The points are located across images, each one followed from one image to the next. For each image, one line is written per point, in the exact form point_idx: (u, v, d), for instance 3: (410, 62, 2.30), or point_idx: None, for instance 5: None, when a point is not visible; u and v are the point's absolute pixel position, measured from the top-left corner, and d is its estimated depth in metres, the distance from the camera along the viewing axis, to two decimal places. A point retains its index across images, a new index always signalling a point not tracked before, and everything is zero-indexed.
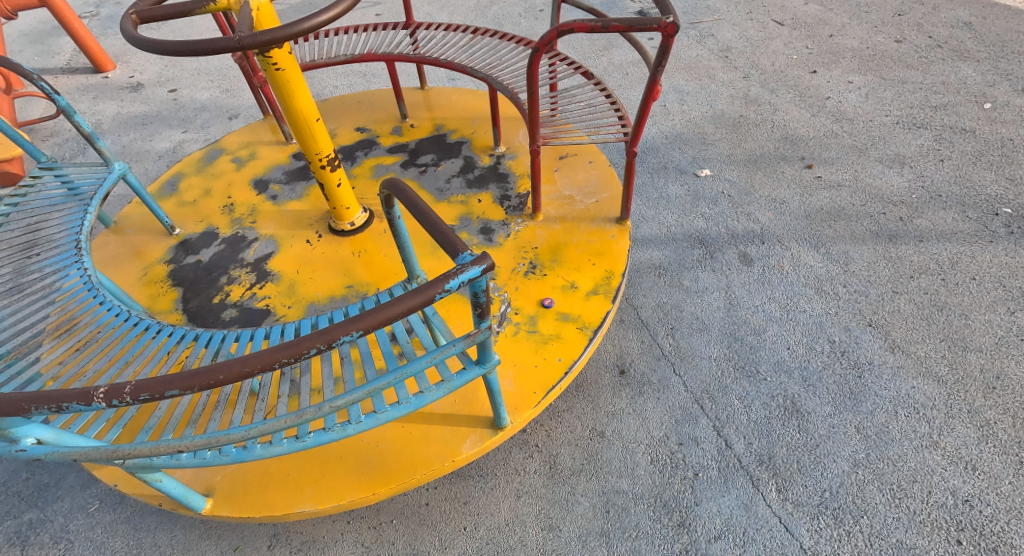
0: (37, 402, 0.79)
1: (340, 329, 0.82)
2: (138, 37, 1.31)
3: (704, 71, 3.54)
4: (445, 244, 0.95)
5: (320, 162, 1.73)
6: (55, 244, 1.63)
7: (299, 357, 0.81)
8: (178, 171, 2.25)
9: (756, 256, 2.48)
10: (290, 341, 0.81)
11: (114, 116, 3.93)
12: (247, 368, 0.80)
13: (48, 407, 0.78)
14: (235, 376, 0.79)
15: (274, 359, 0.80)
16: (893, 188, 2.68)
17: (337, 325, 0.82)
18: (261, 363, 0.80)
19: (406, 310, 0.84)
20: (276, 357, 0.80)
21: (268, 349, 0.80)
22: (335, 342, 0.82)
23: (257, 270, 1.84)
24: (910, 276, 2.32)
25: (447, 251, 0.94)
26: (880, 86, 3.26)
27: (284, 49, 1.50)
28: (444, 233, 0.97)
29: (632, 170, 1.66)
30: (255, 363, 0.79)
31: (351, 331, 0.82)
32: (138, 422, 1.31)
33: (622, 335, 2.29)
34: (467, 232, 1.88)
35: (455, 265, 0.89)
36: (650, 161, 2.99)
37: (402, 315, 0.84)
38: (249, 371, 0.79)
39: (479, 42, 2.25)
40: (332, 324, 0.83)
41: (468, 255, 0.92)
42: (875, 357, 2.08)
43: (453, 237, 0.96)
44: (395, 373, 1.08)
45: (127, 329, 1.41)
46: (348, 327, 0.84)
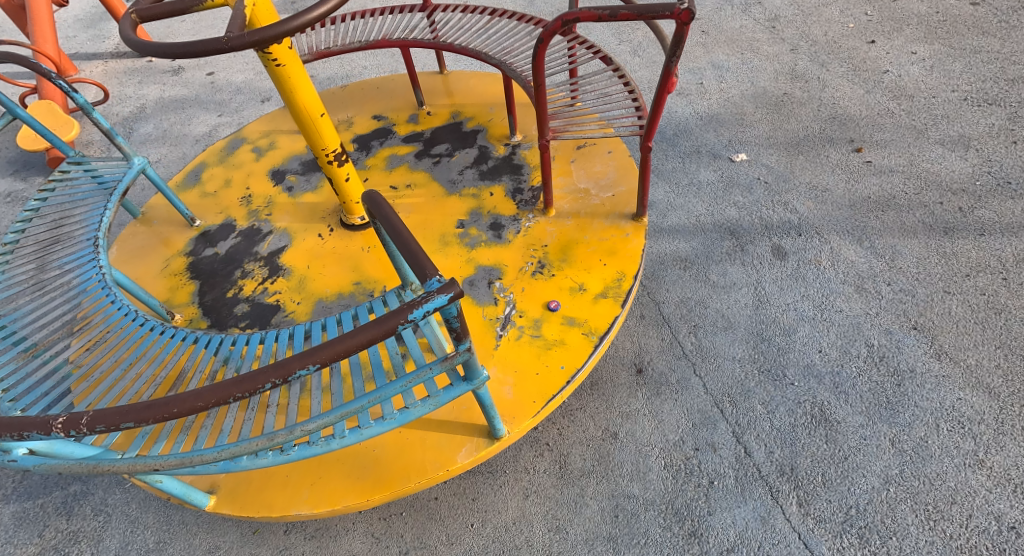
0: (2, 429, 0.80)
1: (297, 361, 0.79)
2: (137, 41, 1.28)
3: (747, 43, 3.30)
4: (416, 266, 0.90)
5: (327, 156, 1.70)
6: (76, 241, 1.68)
7: (254, 391, 0.78)
8: (202, 161, 2.28)
9: (790, 249, 2.33)
10: (244, 375, 0.78)
11: (157, 100, 4.04)
12: (201, 402, 0.78)
13: (10, 435, 0.79)
14: (189, 409, 0.77)
15: (228, 394, 0.78)
16: (954, 173, 2.43)
17: (293, 357, 0.79)
18: (215, 397, 0.78)
19: (367, 341, 0.80)
20: (231, 392, 0.78)
21: (222, 384, 0.78)
22: (291, 376, 0.79)
23: (270, 264, 1.85)
24: (965, 274, 2.12)
25: (417, 272, 0.89)
26: (947, 57, 2.94)
27: (282, 46, 1.46)
28: (416, 252, 0.92)
29: (647, 166, 1.56)
30: (210, 398, 0.78)
31: (308, 364, 0.79)
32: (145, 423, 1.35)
33: (641, 332, 2.21)
34: (476, 227, 1.83)
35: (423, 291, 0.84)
36: (682, 145, 2.83)
37: (360, 347, 0.80)
38: (203, 405, 0.78)
39: (497, 24, 2.15)
40: (289, 356, 0.80)
41: (437, 280, 0.87)
42: (917, 365, 1.92)
43: (424, 258, 0.91)
44: (369, 396, 1.04)
45: (133, 329, 1.45)
46: (305, 360, 0.81)
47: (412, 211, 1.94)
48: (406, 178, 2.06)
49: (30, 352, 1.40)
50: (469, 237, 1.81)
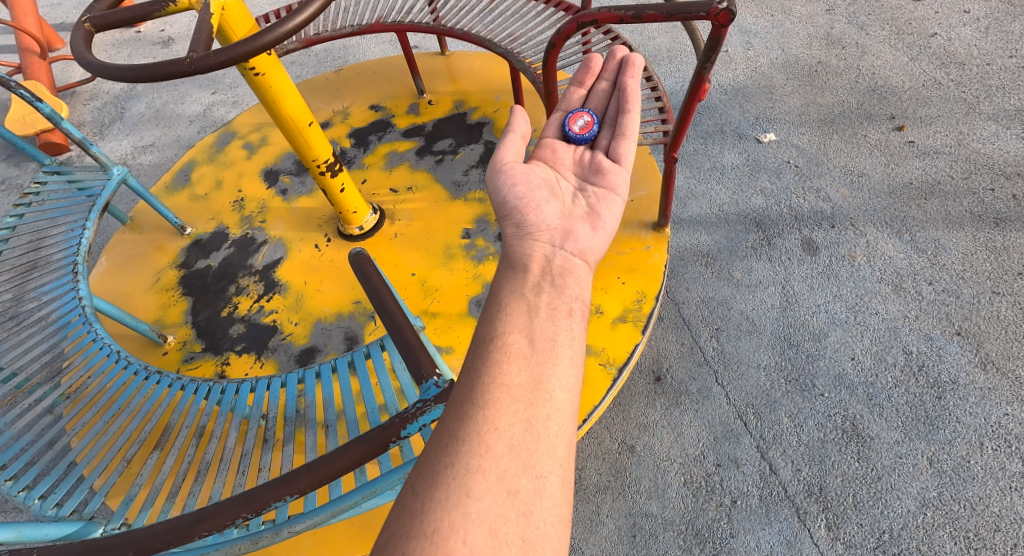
0: None
1: (270, 494, 0.68)
2: (96, 63, 1.04)
3: (777, 3, 2.98)
4: (412, 361, 0.87)
5: (316, 166, 1.54)
6: (54, 266, 1.47)
7: (223, 528, 0.66)
8: (190, 159, 2.10)
9: (823, 243, 2.15)
10: (209, 512, 0.66)
11: (105, 41, 3.59)
12: (161, 541, 0.66)
13: None
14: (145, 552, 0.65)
15: (192, 533, 0.65)
16: (1008, 155, 2.19)
17: (266, 489, 0.68)
18: (178, 538, 0.65)
19: (352, 464, 0.70)
20: (196, 532, 0.65)
21: (186, 521, 0.66)
22: (266, 509, 0.68)
23: (265, 279, 1.73)
24: (1016, 273, 1.95)
25: (413, 372, 0.87)
26: (1005, 17, 2.61)
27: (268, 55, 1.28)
28: (411, 348, 0.89)
29: (671, 178, 1.46)
30: (173, 537, 0.65)
31: (284, 497, 0.68)
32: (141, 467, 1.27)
33: (660, 335, 2.08)
34: (483, 238, 1.70)
35: (417, 401, 0.80)
36: (703, 123, 2.60)
37: (346, 471, 0.70)
38: (163, 546, 0.65)
39: (503, 2, 1.89)
40: (262, 484, 0.69)
41: (434, 381, 0.84)
42: (960, 376, 1.80)
43: (421, 352, 0.88)
44: (363, 490, 0.84)
45: (97, 358, 1.31)
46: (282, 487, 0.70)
47: (414, 219, 1.79)
48: (406, 179, 1.90)
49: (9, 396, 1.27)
50: (475, 249, 1.68)
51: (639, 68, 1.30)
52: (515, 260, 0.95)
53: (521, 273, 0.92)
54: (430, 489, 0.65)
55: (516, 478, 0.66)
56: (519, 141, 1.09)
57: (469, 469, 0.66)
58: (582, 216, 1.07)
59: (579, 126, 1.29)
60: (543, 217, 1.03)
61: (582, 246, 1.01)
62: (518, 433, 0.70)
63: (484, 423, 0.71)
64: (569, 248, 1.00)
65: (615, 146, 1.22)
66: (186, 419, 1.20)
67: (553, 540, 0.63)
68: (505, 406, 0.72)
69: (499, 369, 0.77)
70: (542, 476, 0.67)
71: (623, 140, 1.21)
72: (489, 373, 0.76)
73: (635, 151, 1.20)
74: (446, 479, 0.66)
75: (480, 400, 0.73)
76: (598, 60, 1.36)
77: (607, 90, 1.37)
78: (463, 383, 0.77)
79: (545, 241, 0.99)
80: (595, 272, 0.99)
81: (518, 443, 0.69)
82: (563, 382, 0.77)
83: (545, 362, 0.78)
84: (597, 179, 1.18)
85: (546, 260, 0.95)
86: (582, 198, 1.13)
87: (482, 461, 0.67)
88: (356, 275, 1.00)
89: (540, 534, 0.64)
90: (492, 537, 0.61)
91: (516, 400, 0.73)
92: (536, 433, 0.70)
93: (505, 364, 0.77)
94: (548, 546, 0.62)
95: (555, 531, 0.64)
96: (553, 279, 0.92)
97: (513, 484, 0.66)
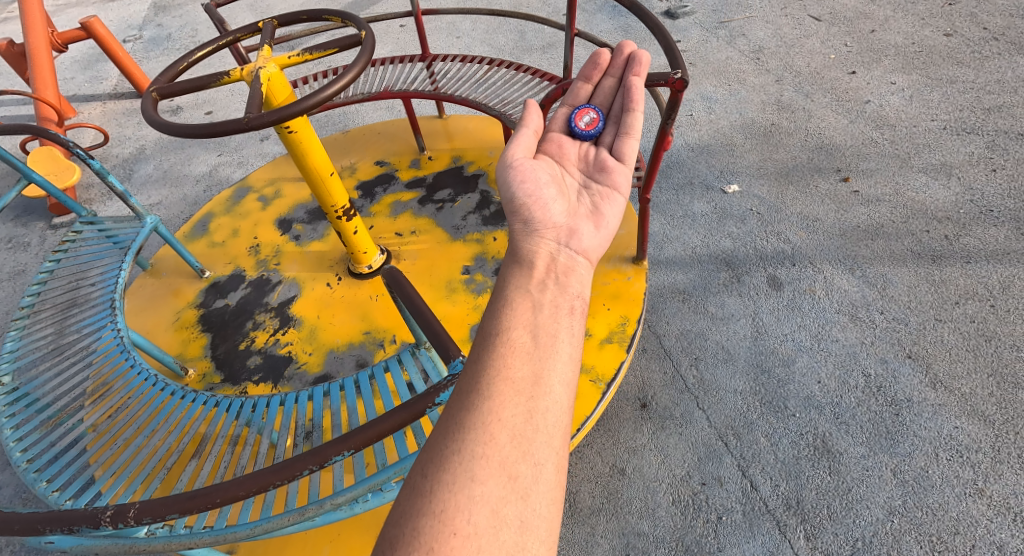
0: (52, 523, 0.85)
1: (331, 449, 0.88)
2: (163, 121, 1.24)
3: (733, 75, 3.38)
4: (440, 346, 1.05)
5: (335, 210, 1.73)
6: (92, 303, 1.69)
7: (292, 478, 0.87)
8: (208, 211, 2.28)
9: (786, 279, 2.38)
10: (284, 464, 0.87)
11: (118, 110, 3.84)
12: (242, 490, 0.85)
13: (62, 529, 0.85)
14: (230, 498, 0.84)
15: (268, 482, 0.86)
16: (938, 202, 2.49)
17: (328, 445, 0.88)
18: (256, 487, 0.85)
19: (397, 426, 0.90)
20: (270, 480, 0.86)
21: (262, 472, 0.86)
22: (327, 461, 0.88)
23: (281, 315, 1.88)
24: (955, 302, 2.19)
25: (441, 354, 1.04)
26: (926, 87, 3.01)
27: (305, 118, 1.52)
28: (440, 337, 1.06)
29: (645, 217, 1.70)
30: (250, 487, 0.85)
31: (342, 451, 0.88)
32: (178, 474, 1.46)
33: (644, 366, 2.24)
34: (482, 273, 1.90)
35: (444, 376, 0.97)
36: (674, 177, 2.89)
37: (390, 431, 0.90)
38: (244, 493, 0.85)
39: (495, 74, 2.17)
40: (324, 443, 0.89)
41: (460, 361, 1.02)
42: (914, 394, 1.99)
43: (447, 339, 1.06)
44: (393, 467, 1.03)
45: (135, 382, 1.52)
46: (339, 445, 0.90)
47: (418, 258, 1.98)
48: (410, 224, 2.10)
49: (55, 419, 1.45)
50: (474, 282, 1.87)
51: (646, 67, 1.44)
52: (522, 257, 1.03)
53: (528, 270, 0.99)
54: (437, 472, 0.71)
55: (516, 464, 0.72)
56: (533, 135, 1.27)
57: (473, 456, 0.72)
58: (586, 216, 1.20)
59: (584, 123, 1.45)
60: (550, 209, 1.16)
61: (585, 244, 1.12)
62: (519, 424, 0.75)
63: (488, 413, 0.76)
64: (573, 246, 1.10)
65: (620, 144, 1.37)
66: (220, 430, 1.40)
67: (548, 522, 0.69)
68: (508, 398, 0.78)
69: (503, 358, 0.83)
70: (540, 464, 0.72)
71: (628, 140, 1.36)
72: (493, 366, 0.81)
73: (637, 150, 1.36)
74: (452, 464, 0.71)
75: (484, 392, 0.78)
76: (608, 56, 1.52)
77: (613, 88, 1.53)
78: (470, 374, 0.81)
79: (551, 239, 1.09)
80: (595, 269, 1.09)
81: (519, 433, 0.74)
82: (562, 377, 0.82)
83: (546, 357, 0.83)
84: (600, 177, 1.33)
85: (552, 258, 1.04)
86: (588, 196, 1.27)
87: (486, 449, 0.72)
88: (389, 283, 1.18)
89: (535, 516, 0.69)
90: (493, 518, 0.67)
91: (518, 393, 0.78)
92: (535, 424, 0.75)
93: (510, 358, 0.83)
94: (543, 527, 0.68)
95: (549, 513, 0.70)
96: (557, 277, 1.00)
97: (513, 470, 0.71)
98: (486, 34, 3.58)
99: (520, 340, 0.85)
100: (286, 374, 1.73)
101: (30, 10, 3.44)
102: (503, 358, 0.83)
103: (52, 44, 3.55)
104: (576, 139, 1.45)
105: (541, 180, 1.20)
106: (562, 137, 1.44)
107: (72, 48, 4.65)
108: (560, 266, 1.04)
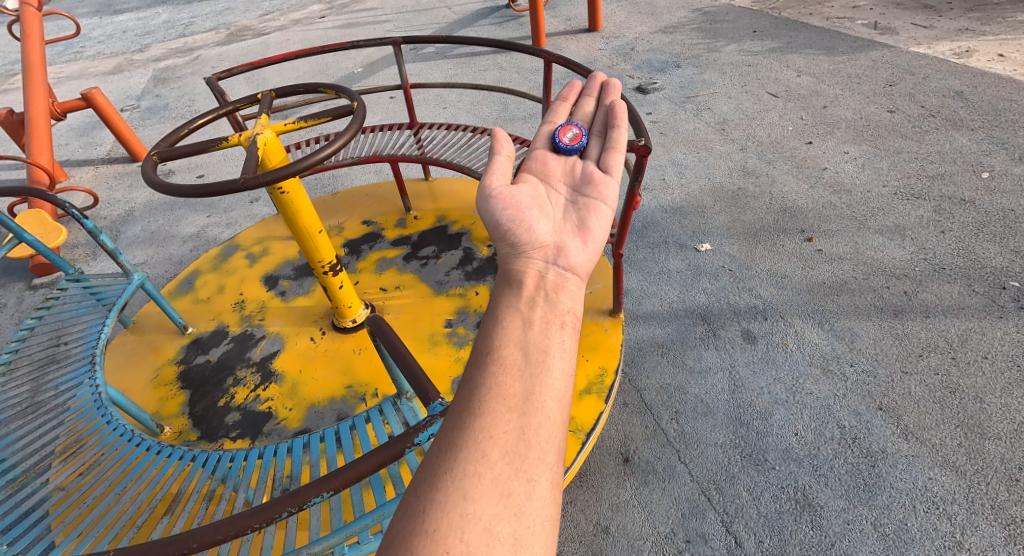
0: None
1: (311, 490, 0.89)
2: (161, 182, 1.29)
3: (701, 144, 3.62)
4: (420, 390, 1.07)
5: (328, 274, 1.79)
6: (72, 358, 1.67)
7: (271, 520, 0.86)
8: (195, 268, 2.31)
9: (759, 333, 2.46)
10: (263, 506, 0.87)
11: (109, 174, 3.91)
12: (220, 534, 0.85)
13: None
14: (208, 543, 0.84)
15: (247, 525, 0.85)
16: (895, 260, 2.65)
17: (308, 487, 0.89)
18: (233, 530, 0.85)
19: (376, 466, 0.91)
20: (248, 523, 0.85)
21: (241, 515, 0.86)
22: (306, 503, 0.88)
23: (262, 370, 1.87)
24: (918, 354, 2.28)
25: (420, 398, 1.07)
26: (876, 156, 3.26)
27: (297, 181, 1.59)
28: (421, 381, 1.08)
29: (619, 270, 1.78)
30: (228, 530, 0.84)
31: (323, 492, 0.89)
32: (147, 535, 1.40)
33: (626, 420, 2.26)
34: (464, 327, 1.93)
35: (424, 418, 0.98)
36: (650, 236, 3.03)
37: (370, 471, 0.91)
38: (222, 537, 0.84)
39: (478, 140, 2.31)
40: (304, 485, 0.90)
41: (438, 403, 1.04)
42: (887, 446, 2.03)
43: (426, 382, 1.08)
44: (371, 513, 1.02)
45: (111, 437, 1.48)
46: (320, 487, 0.90)
47: (401, 312, 2.01)
48: (394, 280, 2.15)
49: (20, 480, 1.39)
50: (457, 336, 1.90)
51: (620, 95, 1.65)
52: (512, 276, 1.07)
53: (517, 289, 1.04)
54: (430, 492, 0.73)
55: (509, 482, 0.74)
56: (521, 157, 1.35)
57: (466, 474, 0.74)
58: (573, 233, 1.25)
59: (568, 138, 1.52)
60: (537, 226, 1.21)
61: (573, 261, 1.17)
62: (511, 440, 0.78)
63: (480, 431, 0.79)
64: (561, 263, 1.16)
65: (606, 159, 1.45)
66: (197, 485, 1.36)
67: (542, 539, 0.70)
68: (500, 415, 0.81)
69: (495, 375, 0.86)
70: (532, 480, 0.75)
71: (613, 153, 1.45)
72: (485, 384, 0.85)
73: (622, 162, 1.43)
74: (445, 483, 0.74)
75: (476, 410, 0.82)
76: (582, 84, 1.75)
77: (592, 105, 1.70)
78: (462, 393, 0.85)
79: (539, 258, 1.14)
80: (586, 284, 1.13)
81: (512, 450, 0.77)
82: (554, 392, 0.85)
83: (537, 373, 0.87)
84: (587, 191, 1.39)
85: (540, 277, 1.09)
86: (574, 213, 1.33)
87: (478, 467, 0.75)
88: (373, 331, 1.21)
89: (529, 534, 0.71)
90: (486, 536, 0.69)
91: (510, 409, 0.82)
92: (528, 440, 0.78)
93: (502, 376, 0.86)
94: (536, 543, 0.70)
95: (544, 530, 0.72)
96: (547, 294, 1.04)
97: (506, 488, 0.73)
98: (470, 105, 3.81)
99: (510, 357, 0.89)
100: (263, 430, 1.70)
101: (34, 82, 3.58)
102: (494, 375, 0.86)
103: (52, 113, 3.67)
104: (562, 154, 1.52)
105: (527, 198, 1.27)
106: (547, 153, 1.51)
107: (69, 116, 4.78)
108: (548, 285, 1.08)
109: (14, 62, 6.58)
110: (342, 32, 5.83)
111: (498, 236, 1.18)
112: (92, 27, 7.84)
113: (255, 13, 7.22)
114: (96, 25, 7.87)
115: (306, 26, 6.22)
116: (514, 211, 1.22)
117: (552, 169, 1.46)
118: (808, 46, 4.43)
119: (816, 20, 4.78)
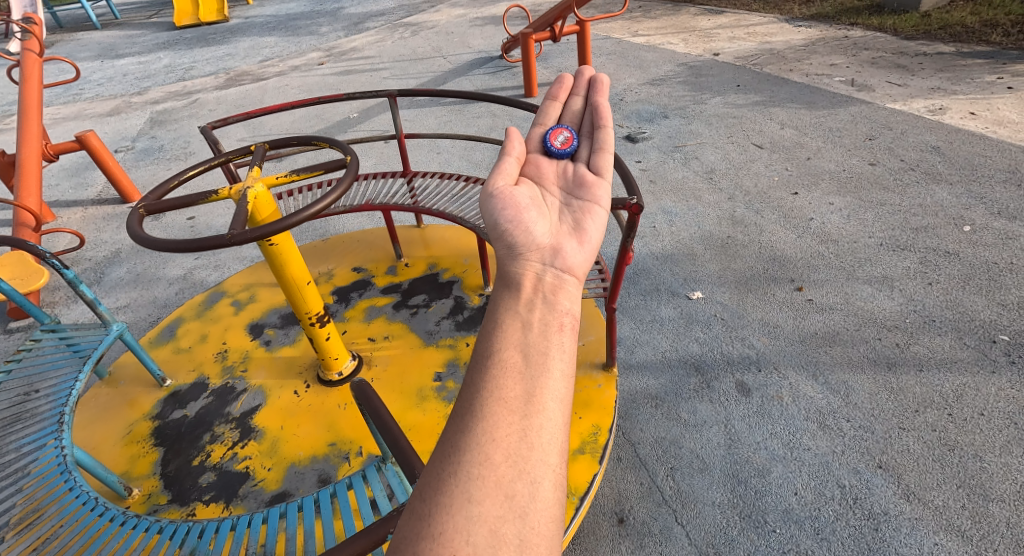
0: None
1: None
2: (146, 237, 1.24)
3: (690, 192, 3.67)
4: (405, 464, 1.00)
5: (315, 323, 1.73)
6: (38, 417, 1.57)
7: None
8: (178, 316, 2.23)
9: (754, 385, 2.42)
10: None
11: (97, 215, 3.84)
12: None
13: None
14: None
15: None
16: (886, 312, 2.65)
17: None
18: None
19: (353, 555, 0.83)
20: None
21: None
22: None
23: (242, 426, 1.78)
24: (914, 410, 2.25)
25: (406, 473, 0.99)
26: (860, 208, 3.32)
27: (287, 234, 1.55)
28: (410, 456, 1.01)
29: (613, 325, 1.76)
30: None
31: None
32: None
33: (620, 476, 2.18)
34: (454, 381, 1.87)
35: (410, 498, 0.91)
36: (642, 283, 3.02)
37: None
38: None
39: (471, 190, 2.30)
40: None
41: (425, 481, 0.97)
42: (890, 507, 1.97)
43: (413, 457, 1.01)
44: None
45: (72, 506, 1.37)
46: None
47: (389, 363, 1.95)
48: (383, 329, 2.09)
49: None
50: (447, 390, 1.83)
51: (607, 88, 1.65)
52: (510, 279, 1.00)
53: (516, 293, 0.97)
54: (434, 495, 0.69)
55: (513, 483, 0.70)
56: (516, 161, 1.33)
57: (469, 477, 0.70)
58: (569, 235, 1.20)
59: (560, 141, 1.51)
60: (535, 227, 1.16)
61: (570, 262, 1.11)
62: (514, 443, 0.73)
63: (482, 434, 0.74)
64: (558, 264, 1.09)
65: (596, 159, 1.43)
66: None
67: (548, 541, 0.66)
68: (502, 417, 0.76)
69: (495, 377, 0.80)
70: (536, 481, 0.70)
71: (602, 153, 1.43)
72: (485, 387, 0.79)
73: (612, 163, 1.40)
74: (449, 486, 0.69)
75: (477, 412, 0.76)
76: (571, 79, 1.74)
77: (580, 104, 1.70)
78: (461, 395, 0.79)
79: (536, 260, 1.08)
80: (583, 285, 1.07)
81: (515, 453, 0.72)
82: (556, 392, 0.80)
83: (538, 375, 0.81)
84: (580, 191, 1.34)
85: (538, 278, 1.02)
86: (570, 214, 1.28)
87: (482, 469, 0.71)
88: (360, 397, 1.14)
89: (535, 535, 0.67)
90: (492, 539, 0.65)
91: (512, 412, 0.76)
92: (530, 441, 0.74)
93: (502, 378, 0.80)
94: (542, 545, 0.66)
95: (549, 531, 0.68)
96: (545, 296, 0.98)
97: (510, 489, 0.69)
98: (463, 151, 3.84)
99: (509, 358, 0.83)
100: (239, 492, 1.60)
101: (28, 123, 3.55)
102: (494, 377, 0.80)
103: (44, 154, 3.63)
104: (553, 158, 1.49)
105: (525, 198, 1.22)
106: (540, 157, 1.48)
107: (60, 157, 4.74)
108: (546, 287, 1.01)
109: (10, 103, 6.58)
110: (338, 78, 5.94)
111: (495, 238, 1.13)
112: (91, 70, 7.93)
113: (253, 58, 7.34)
114: (97, 69, 7.93)
115: (303, 72, 6.33)
116: (513, 212, 1.17)
117: (546, 171, 1.43)
118: (790, 100, 4.59)
119: (796, 76, 4.97)
